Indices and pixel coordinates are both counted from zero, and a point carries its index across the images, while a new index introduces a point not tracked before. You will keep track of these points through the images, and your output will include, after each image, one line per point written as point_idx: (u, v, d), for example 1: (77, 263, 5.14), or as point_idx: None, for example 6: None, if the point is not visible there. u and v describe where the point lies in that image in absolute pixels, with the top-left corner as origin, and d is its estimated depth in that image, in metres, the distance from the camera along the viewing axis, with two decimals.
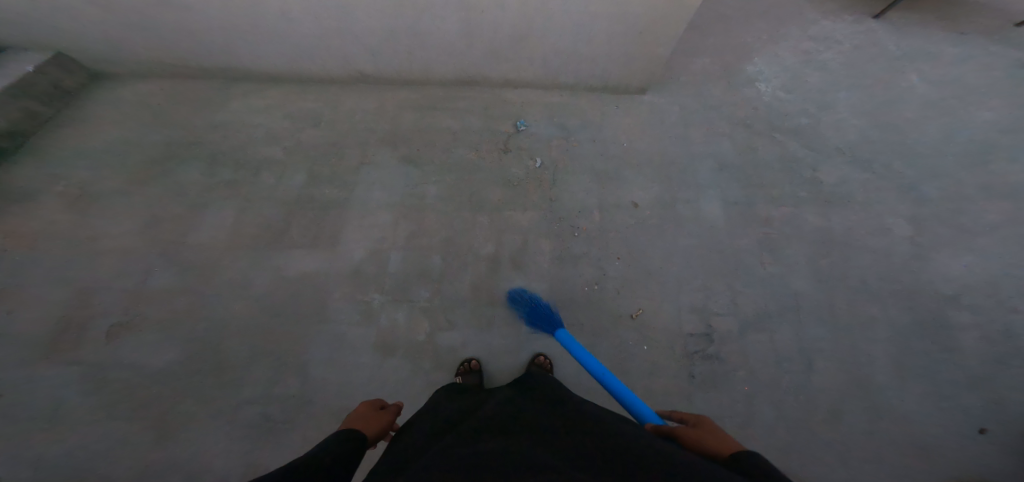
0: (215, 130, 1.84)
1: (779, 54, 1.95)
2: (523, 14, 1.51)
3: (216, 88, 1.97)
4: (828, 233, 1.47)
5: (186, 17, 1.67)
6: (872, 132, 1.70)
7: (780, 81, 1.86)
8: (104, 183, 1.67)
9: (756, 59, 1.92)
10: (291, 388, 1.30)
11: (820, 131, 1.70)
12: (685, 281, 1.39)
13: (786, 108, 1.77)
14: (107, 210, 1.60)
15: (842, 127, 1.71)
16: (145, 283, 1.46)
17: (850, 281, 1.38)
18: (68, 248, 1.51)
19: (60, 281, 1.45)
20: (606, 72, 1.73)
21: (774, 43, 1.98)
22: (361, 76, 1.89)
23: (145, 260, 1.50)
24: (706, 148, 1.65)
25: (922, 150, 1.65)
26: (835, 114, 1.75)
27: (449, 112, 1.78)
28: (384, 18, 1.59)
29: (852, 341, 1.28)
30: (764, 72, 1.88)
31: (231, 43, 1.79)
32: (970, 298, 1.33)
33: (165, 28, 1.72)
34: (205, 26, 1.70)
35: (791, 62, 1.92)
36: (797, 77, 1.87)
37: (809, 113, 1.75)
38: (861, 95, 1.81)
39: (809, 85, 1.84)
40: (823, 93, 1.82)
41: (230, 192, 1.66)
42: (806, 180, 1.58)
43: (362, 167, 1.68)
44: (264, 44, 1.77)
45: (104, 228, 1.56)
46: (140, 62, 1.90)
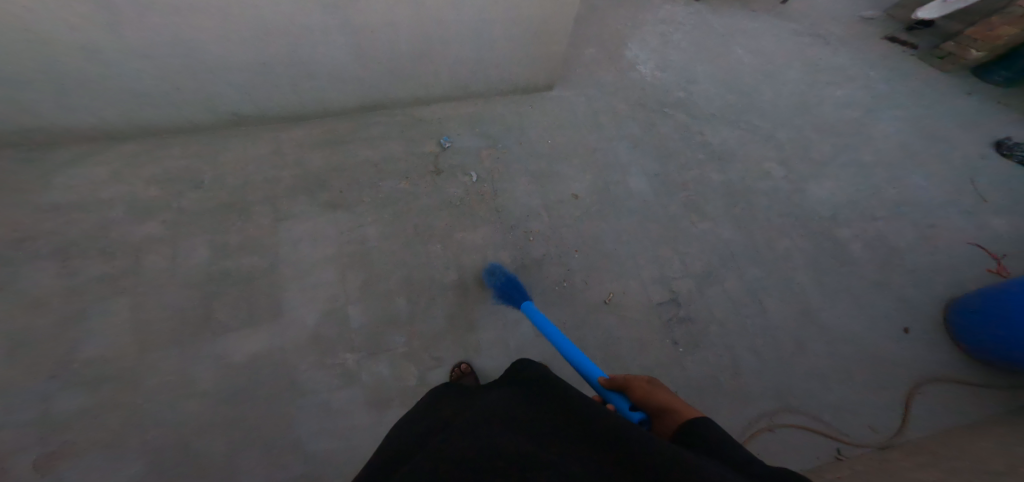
0: (50, 215, 1.36)
1: (644, 38, 2.19)
2: (416, 28, 1.45)
3: (21, 160, 1.43)
4: (731, 185, 1.73)
5: None
6: (729, 97, 2.03)
7: (653, 62, 2.10)
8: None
9: (629, 45, 2.13)
10: (297, 468, 1.10)
11: (695, 101, 1.98)
12: (641, 256, 1.52)
13: (665, 85, 2.01)
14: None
15: (709, 96, 2.01)
16: (45, 415, 1.08)
17: (757, 221, 1.66)
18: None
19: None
20: (513, 76, 1.76)
21: (638, 30, 2.22)
22: (240, 119, 1.62)
23: (32, 388, 1.10)
24: (617, 131, 1.79)
25: (767, 104, 2.04)
26: (699, 86, 2.04)
27: (364, 142, 1.64)
28: (252, 50, 1.37)
29: (778, 271, 1.55)
30: (640, 56, 2.11)
31: (37, 105, 1.33)
32: (841, 214, 1.71)
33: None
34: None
35: (654, 44, 2.18)
36: (664, 57, 2.13)
37: (683, 87, 2.02)
38: (712, 67, 2.14)
39: (675, 63, 2.12)
40: (687, 68, 2.11)
41: (111, 287, 1.28)
42: (700, 144, 1.83)
43: (281, 224, 1.46)
44: (93, 96, 1.36)
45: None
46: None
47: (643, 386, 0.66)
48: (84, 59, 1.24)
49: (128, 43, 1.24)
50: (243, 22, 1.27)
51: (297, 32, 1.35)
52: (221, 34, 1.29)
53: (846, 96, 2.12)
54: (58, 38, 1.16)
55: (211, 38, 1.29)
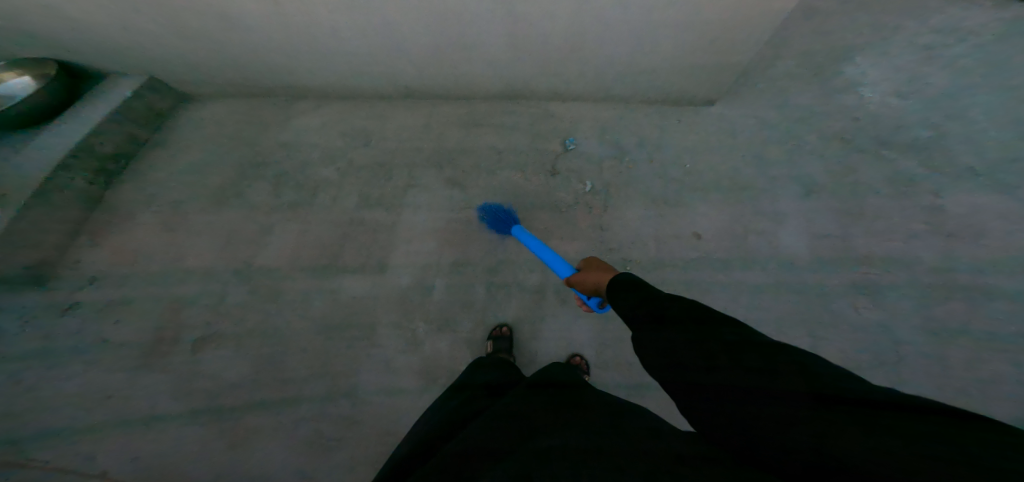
0: (279, 150, 1.96)
1: (890, 50, 1.62)
2: (575, 22, 1.37)
3: (280, 108, 2.09)
4: (948, 276, 1.17)
5: (247, 38, 1.71)
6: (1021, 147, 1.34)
7: (890, 84, 1.53)
8: (186, 204, 1.84)
9: (857, 58, 1.61)
10: (342, 409, 1.36)
11: (947, 147, 1.37)
12: (754, 327, 1.17)
13: (900, 117, 1.46)
14: (190, 231, 1.77)
15: (975, 141, 1.37)
16: (223, 302, 1.59)
17: (972, 334, 1.10)
18: (162, 263, 1.68)
19: (159, 291, 1.61)
20: (668, 84, 1.55)
21: (881, 40, 1.65)
22: (408, 91, 1.87)
23: (224, 277, 1.65)
24: (789, 168, 1.42)
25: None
26: (966, 125, 1.41)
27: (495, 129, 1.71)
28: (431, 36, 1.53)
29: (968, 403, 1.03)
30: (869, 73, 1.57)
31: (290, 66, 1.86)
32: None
33: (231, 52, 1.81)
34: (263, 49, 1.78)
35: (906, 60, 1.58)
36: (913, 79, 1.53)
37: (931, 124, 1.43)
38: (1008, 102, 1.44)
39: (934, 89, 1.50)
40: (953, 98, 1.47)
41: (291, 214, 1.78)
42: (924, 210, 1.27)
43: (410, 189, 1.68)
44: (320, 62, 1.80)
45: (187, 246, 1.73)
46: (214, 84, 2.06)
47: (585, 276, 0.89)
48: (321, 32, 1.61)
49: (347, 23, 1.55)
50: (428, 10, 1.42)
51: (468, 18, 1.43)
52: (407, 19, 1.47)
53: None
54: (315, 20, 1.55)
55: (399, 22, 1.50)
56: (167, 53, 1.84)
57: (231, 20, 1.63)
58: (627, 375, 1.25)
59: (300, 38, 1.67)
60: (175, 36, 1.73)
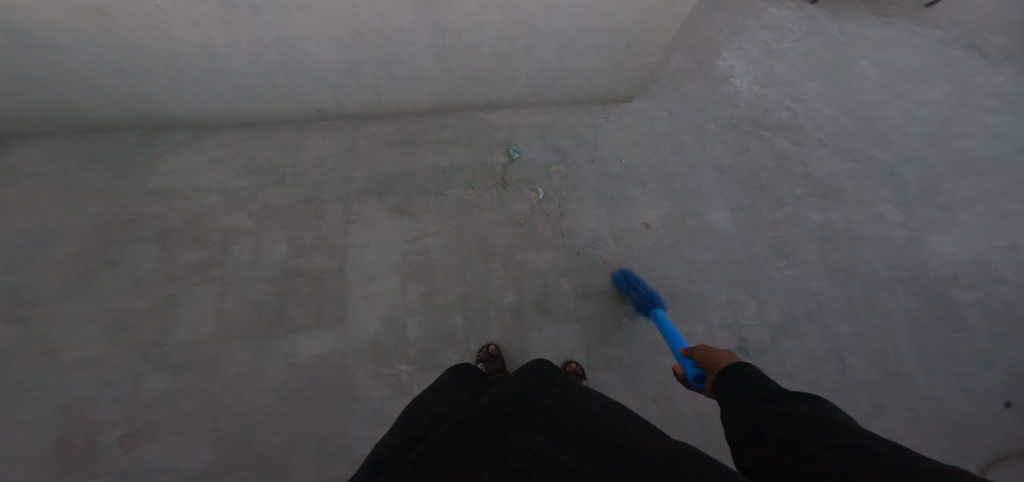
0: (157, 200, 1.58)
1: (743, 46, 1.91)
2: (506, 28, 1.32)
3: (139, 143, 1.66)
4: (829, 228, 1.54)
5: (69, 60, 1.27)
6: (844, 122, 1.76)
7: (752, 75, 1.84)
8: (34, 287, 1.40)
9: (723, 54, 1.87)
10: (344, 469, 1.25)
11: (800, 123, 1.74)
12: (710, 298, 1.41)
13: (764, 103, 1.78)
14: (53, 320, 1.36)
15: (818, 119, 1.76)
16: (139, 392, 1.30)
17: (856, 271, 1.49)
18: (27, 367, 1.29)
19: (38, 401, 1.26)
20: (593, 85, 1.63)
21: (737, 35, 1.94)
22: (319, 113, 1.65)
23: (128, 367, 1.33)
24: (705, 153, 1.64)
25: (890, 131, 1.74)
26: (807, 105, 1.79)
27: (434, 146, 1.62)
28: (343, 50, 1.34)
29: (874, 334, 1.40)
30: (735, 67, 1.85)
31: (145, 91, 1.45)
32: (962, 275, 1.49)
33: (45, 77, 1.34)
34: (98, 72, 1.34)
35: (755, 54, 1.90)
36: (766, 70, 1.86)
37: (786, 107, 1.78)
38: (825, 84, 1.85)
39: (778, 77, 1.85)
40: (791, 84, 1.83)
41: (201, 276, 1.47)
42: (800, 176, 1.63)
43: (352, 226, 1.51)
44: (192, 85, 1.44)
45: (56, 340, 1.34)
46: (21, 118, 1.51)
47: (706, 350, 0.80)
48: (188, 51, 1.29)
49: (229, 41, 1.26)
50: (336, 20, 1.22)
51: (390, 31, 1.28)
52: (309, 34, 1.26)
53: (1003, 126, 1.75)
54: (178, 33, 1.22)
55: (301, 36, 1.27)
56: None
57: (31, 37, 1.18)
58: (618, 368, 1.35)
59: (155, 55, 1.29)
60: None
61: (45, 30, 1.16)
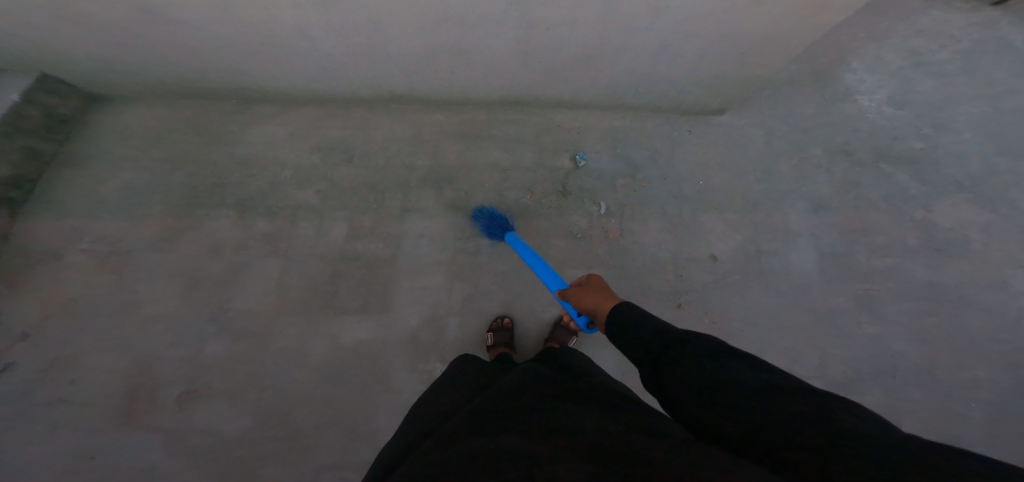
0: (237, 169, 1.69)
1: (882, 55, 1.65)
2: (598, 29, 1.22)
3: (228, 111, 1.78)
4: (937, 289, 1.32)
5: (182, 36, 1.36)
6: (998, 161, 1.47)
7: (887, 92, 1.58)
8: (132, 238, 1.59)
9: (854, 63, 1.63)
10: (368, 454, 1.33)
11: (938, 157, 1.48)
12: (770, 344, 1.28)
13: (896, 128, 1.52)
14: (147, 269, 1.56)
15: (964, 155, 1.48)
16: (200, 354, 1.45)
17: (962, 347, 1.26)
18: (124, 305, 1.50)
19: (129, 339, 1.46)
20: (683, 93, 1.47)
21: (875, 42, 1.68)
22: (392, 95, 1.65)
23: (197, 326, 1.49)
24: (796, 184, 1.45)
25: None
26: (953, 136, 1.51)
27: (499, 142, 1.57)
28: (425, 38, 1.31)
29: (943, 399, 1.21)
30: (867, 81, 1.60)
31: (239, 64, 1.52)
32: None
33: (159, 49, 1.44)
34: (207, 47, 1.42)
35: (898, 66, 1.63)
36: (906, 86, 1.59)
37: (924, 135, 1.51)
38: (985, 108, 1.56)
39: (923, 97, 1.57)
40: (939, 107, 1.56)
41: (268, 247, 1.58)
42: (915, 224, 1.39)
43: (407, 216, 1.54)
44: (283, 61, 1.49)
45: (143, 288, 1.53)
46: (134, 83, 1.67)
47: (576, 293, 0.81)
48: (281, 31, 1.32)
49: (320, 21, 1.26)
50: (424, 7, 1.17)
51: (476, 21, 1.21)
52: (395, 21, 1.23)
53: None
54: (275, 13, 1.24)
55: (386, 22, 1.24)
56: (68, 48, 1.42)
57: (157, 12, 1.25)
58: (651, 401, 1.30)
59: (255, 33, 1.33)
60: (64, 28, 1.32)
61: (168, 6, 1.22)
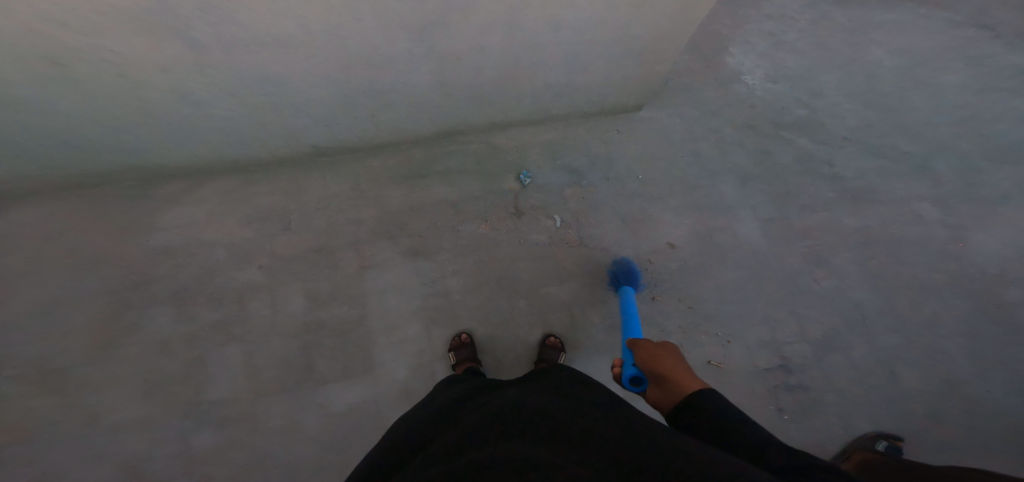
0: (162, 259, 1.53)
1: (749, 39, 1.82)
2: (509, 50, 1.20)
3: (134, 196, 1.60)
4: (864, 231, 1.47)
5: (43, 118, 1.18)
6: (868, 114, 1.67)
7: (762, 71, 1.74)
8: (65, 356, 1.41)
9: (731, 49, 1.78)
10: None
11: (821, 120, 1.65)
12: (744, 316, 1.37)
13: (780, 100, 1.68)
14: (84, 391, 1.37)
15: (841, 114, 1.67)
16: (190, 447, 1.34)
17: (896, 279, 1.42)
18: (71, 434, 1.33)
19: (91, 468, 1.30)
20: (602, 97, 1.50)
21: (739, 29, 1.84)
22: (318, 149, 1.54)
23: (173, 426, 1.36)
24: (723, 163, 1.54)
25: (919, 122, 1.66)
26: (824, 101, 1.69)
27: (440, 177, 1.54)
28: (332, 86, 1.22)
29: (923, 340, 1.35)
30: (745, 63, 1.76)
31: (128, 141, 1.35)
32: (1010, 272, 1.42)
33: (16, 137, 1.23)
34: (76, 125, 1.23)
35: (763, 47, 1.79)
36: (776, 64, 1.76)
37: (803, 103, 1.67)
38: (839, 78, 1.74)
39: (791, 71, 1.75)
40: (806, 78, 1.74)
41: (222, 335, 1.45)
42: (828, 179, 1.54)
43: (366, 272, 1.47)
44: (174, 130, 1.32)
45: (85, 413, 1.35)
46: (7, 183, 1.45)
47: (651, 352, 0.75)
48: (161, 97, 1.17)
49: (208, 81, 1.13)
50: (321, 54, 1.09)
51: (382, 62, 1.16)
52: (296, 72, 1.14)
53: None
54: (146, 79, 1.09)
55: (285, 75, 1.15)
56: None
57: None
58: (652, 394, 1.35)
59: (131, 102, 1.17)
60: None
61: (0, 86, 1.03)
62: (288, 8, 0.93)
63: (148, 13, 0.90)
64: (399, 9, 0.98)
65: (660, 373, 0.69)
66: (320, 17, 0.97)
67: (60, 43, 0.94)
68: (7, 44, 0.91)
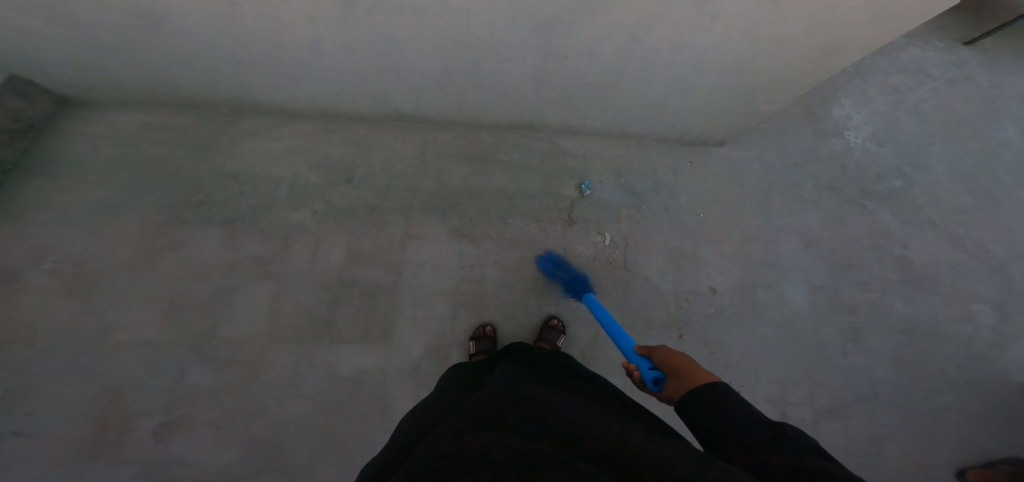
0: (225, 185, 1.59)
1: (868, 91, 1.75)
2: (621, 61, 1.20)
3: (215, 121, 1.67)
4: (914, 322, 1.43)
5: (176, 41, 1.22)
6: (965, 198, 1.60)
7: (871, 129, 1.68)
8: (100, 262, 1.47)
9: (843, 99, 1.73)
10: None
11: (915, 197, 1.59)
12: (764, 373, 1.35)
13: (877, 166, 1.62)
14: (127, 294, 1.45)
15: (936, 193, 1.60)
16: (180, 384, 1.38)
17: (926, 371, 1.37)
18: (83, 340, 1.39)
19: (82, 382, 1.35)
20: (686, 126, 1.51)
21: (863, 78, 1.78)
22: (397, 114, 1.59)
23: (174, 358, 1.40)
24: (790, 220, 1.52)
25: (1014, 223, 1.57)
26: (928, 175, 1.62)
27: (504, 167, 1.56)
28: (438, 58, 1.25)
29: (922, 428, 1.31)
30: (854, 117, 1.70)
31: (244, 77, 1.41)
32: None
33: (147, 53, 1.28)
34: (205, 56, 1.29)
35: (881, 103, 1.73)
36: (888, 124, 1.70)
37: (904, 174, 1.62)
38: (957, 149, 1.67)
39: (903, 136, 1.68)
40: (918, 148, 1.66)
41: (260, 271, 1.51)
42: (895, 260, 1.50)
43: (410, 243, 1.51)
44: (285, 75, 1.38)
45: (121, 318, 1.42)
46: (110, 89, 1.53)
47: (663, 350, 0.78)
48: (292, 46, 1.21)
49: (335, 38, 1.17)
50: (444, 28, 1.10)
51: (493, 45, 1.17)
52: (407, 41, 1.17)
53: None
54: (288, 26, 1.12)
55: (400, 41, 1.17)
56: (36, 41, 1.24)
57: (148, 14, 1.10)
58: None
59: (260, 45, 1.22)
60: (48, 25, 1.16)
61: (161, 10, 1.09)
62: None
63: None
64: (538, 3, 0.97)
65: (674, 365, 0.72)
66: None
67: None
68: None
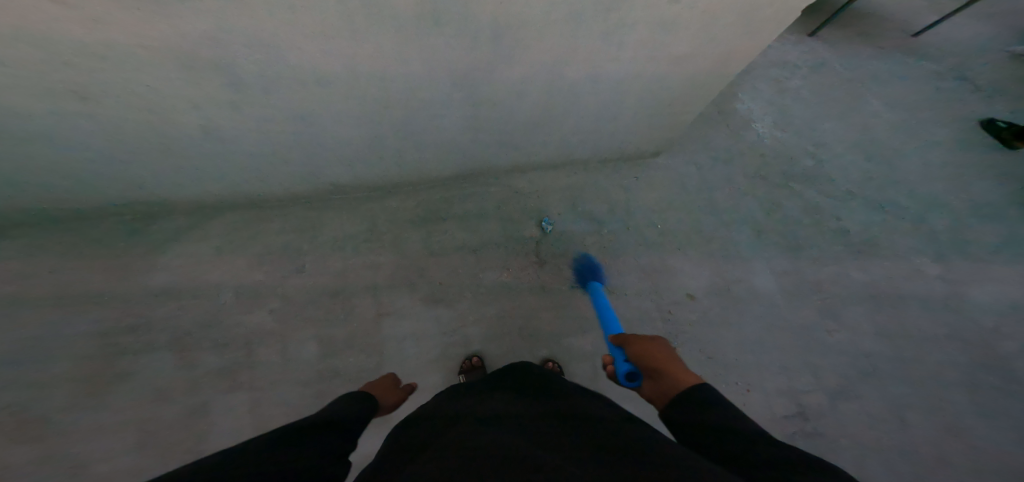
0: (164, 300, 1.44)
1: (757, 85, 1.95)
2: (545, 96, 1.23)
3: (127, 233, 1.50)
4: (874, 285, 1.53)
5: (47, 151, 1.08)
6: (867, 167, 1.77)
7: (772, 119, 1.85)
8: (47, 401, 1.26)
9: (740, 96, 1.90)
10: None
11: (827, 172, 1.74)
12: (766, 367, 1.39)
13: (788, 150, 1.78)
14: (56, 450, 1.21)
15: (844, 166, 1.76)
16: None
17: (903, 332, 1.47)
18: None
19: None
20: (624, 143, 1.57)
21: (749, 74, 1.98)
22: (336, 187, 1.54)
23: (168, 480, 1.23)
24: (736, 213, 1.61)
25: (921, 176, 1.75)
26: (831, 150, 1.80)
27: (461, 221, 1.54)
28: (366, 125, 1.22)
29: (930, 390, 1.39)
30: (753, 109, 1.87)
31: (149, 179, 1.30)
32: (1003, 326, 1.48)
33: (2, 170, 1.11)
34: (84, 161, 1.15)
35: (770, 94, 1.93)
36: (783, 111, 1.88)
37: (812, 153, 1.78)
38: (838, 130, 1.85)
39: (797, 120, 1.86)
40: (811, 128, 1.84)
41: (230, 383, 1.37)
42: (835, 232, 1.62)
43: (384, 319, 1.44)
44: (193, 170, 1.29)
45: (83, 453, 1.22)
46: None
47: (638, 344, 0.85)
48: (187, 133, 1.11)
49: (229, 120, 1.09)
50: (359, 95, 1.08)
51: (419, 104, 1.16)
52: (322, 113, 1.13)
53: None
54: (177, 116, 1.05)
55: (315, 113, 1.13)
56: None
57: None
58: None
59: (153, 139, 1.12)
60: None
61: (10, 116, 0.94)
62: (335, 50, 0.91)
63: (192, 48, 0.85)
64: (448, 53, 0.99)
65: (655, 367, 0.76)
66: (367, 59, 0.96)
67: (89, 76, 0.87)
68: (27, 75, 0.84)
